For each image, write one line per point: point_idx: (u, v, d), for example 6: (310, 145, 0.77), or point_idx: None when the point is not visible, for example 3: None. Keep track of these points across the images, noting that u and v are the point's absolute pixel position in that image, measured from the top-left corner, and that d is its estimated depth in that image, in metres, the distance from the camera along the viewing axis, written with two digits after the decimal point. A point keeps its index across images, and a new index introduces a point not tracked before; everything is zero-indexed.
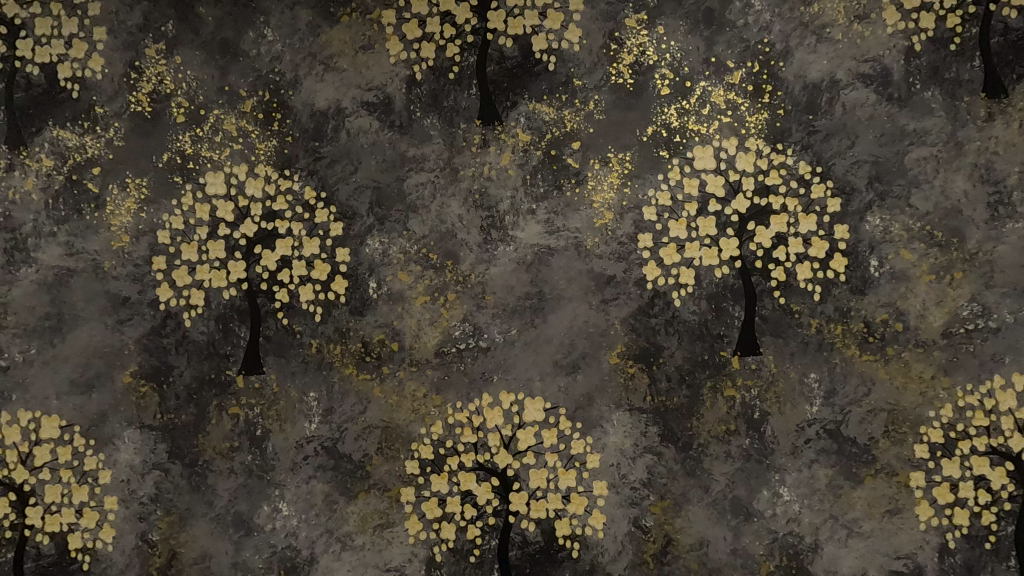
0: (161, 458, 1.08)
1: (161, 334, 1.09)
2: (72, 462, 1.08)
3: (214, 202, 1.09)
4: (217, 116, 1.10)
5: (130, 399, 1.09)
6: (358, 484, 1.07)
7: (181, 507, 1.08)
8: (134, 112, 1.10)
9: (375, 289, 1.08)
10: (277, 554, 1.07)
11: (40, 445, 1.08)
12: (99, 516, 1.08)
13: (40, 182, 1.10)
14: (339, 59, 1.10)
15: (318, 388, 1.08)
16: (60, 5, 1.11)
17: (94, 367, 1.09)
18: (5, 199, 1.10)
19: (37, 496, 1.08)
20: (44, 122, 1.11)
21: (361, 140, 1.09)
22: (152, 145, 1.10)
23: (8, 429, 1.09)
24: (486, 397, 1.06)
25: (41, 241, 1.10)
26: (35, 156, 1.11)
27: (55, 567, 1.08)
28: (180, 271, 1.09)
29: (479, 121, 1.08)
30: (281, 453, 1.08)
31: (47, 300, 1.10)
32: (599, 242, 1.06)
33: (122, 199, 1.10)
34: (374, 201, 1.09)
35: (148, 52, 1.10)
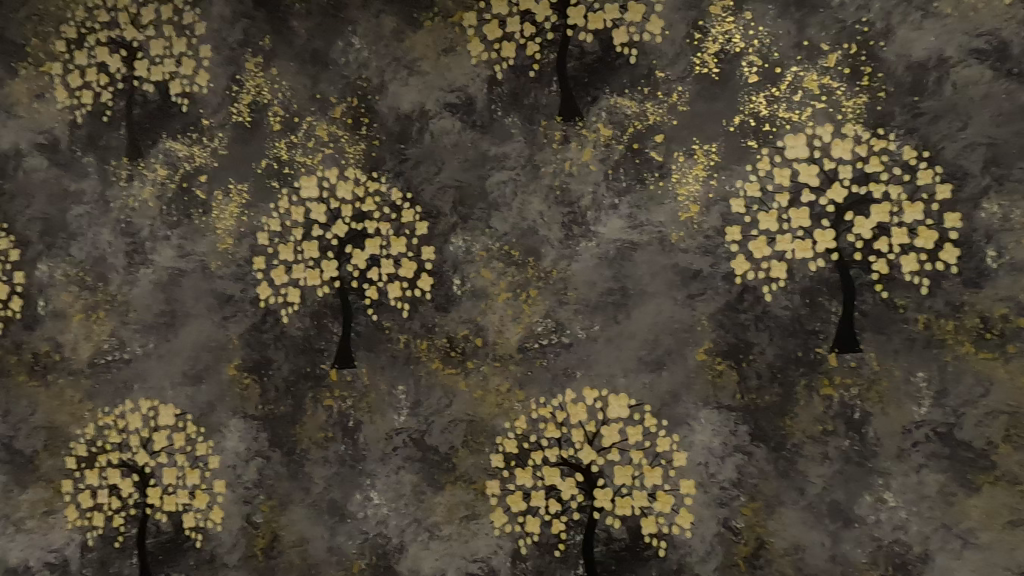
0: (262, 446, 1.15)
1: (261, 329, 1.16)
2: (185, 447, 1.17)
3: (307, 204, 1.15)
4: (310, 123, 1.16)
5: (234, 390, 1.16)
6: (445, 475, 1.10)
7: (280, 492, 1.14)
8: (235, 122, 1.18)
9: (459, 286, 1.11)
10: (369, 540, 1.11)
11: (158, 431, 1.18)
12: (209, 498, 1.16)
13: (155, 190, 1.20)
14: (423, 63, 1.13)
15: (406, 381, 1.11)
16: (170, 27, 1.20)
17: (204, 360, 1.18)
18: (126, 207, 1.21)
19: (157, 478, 1.18)
20: (158, 135, 1.21)
21: (444, 140, 1.12)
22: (252, 152, 1.17)
23: (132, 416, 1.19)
24: (569, 392, 1.07)
25: (157, 244, 1.20)
26: (151, 166, 1.21)
27: (172, 543, 1.17)
28: (278, 270, 1.16)
29: (560, 117, 1.08)
30: (372, 443, 1.12)
31: (162, 298, 1.19)
32: (684, 236, 1.04)
33: (225, 203, 1.18)
34: (457, 200, 1.11)
35: (248, 65, 1.18)
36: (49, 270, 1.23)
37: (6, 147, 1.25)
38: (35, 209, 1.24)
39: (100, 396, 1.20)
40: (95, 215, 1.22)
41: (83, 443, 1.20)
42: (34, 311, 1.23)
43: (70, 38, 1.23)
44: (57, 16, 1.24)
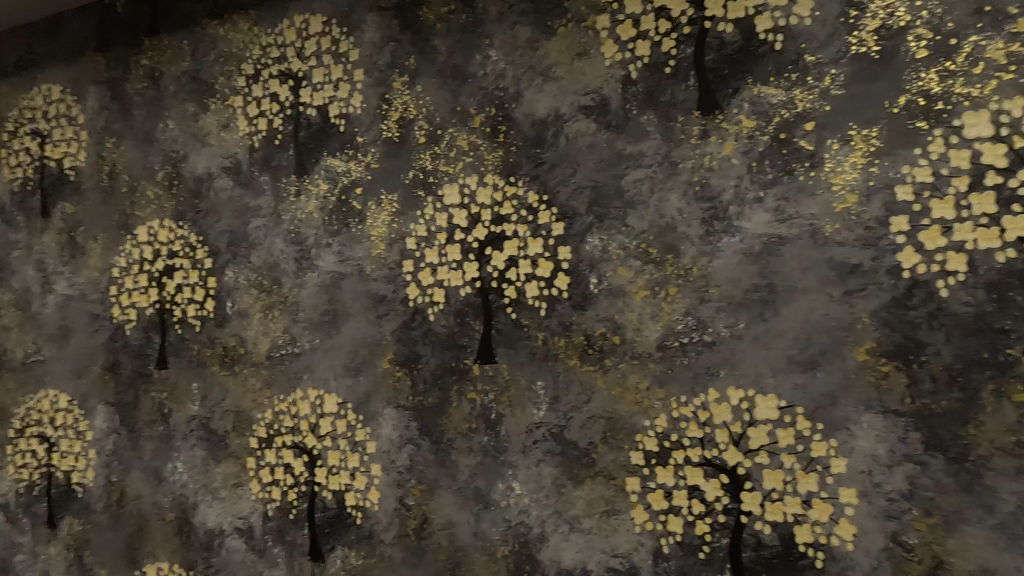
0: (413, 434, 1.25)
1: (411, 327, 1.26)
2: (346, 433, 1.30)
3: (450, 210, 1.23)
4: (452, 134, 1.24)
5: (388, 382, 1.27)
6: (584, 470, 1.12)
7: (430, 478, 1.23)
8: (386, 138, 1.29)
9: (596, 285, 1.13)
10: (512, 529, 1.17)
11: (324, 417, 1.32)
12: (367, 479, 1.28)
13: (318, 202, 1.35)
14: (557, 69, 1.16)
15: (545, 377, 1.15)
16: (329, 56, 1.35)
17: (362, 355, 1.30)
18: (295, 219, 1.37)
19: (323, 459, 1.32)
20: (320, 153, 1.35)
21: (580, 143, 1.14)
22: (400, 164, 1.28)
23: (302, 403, 1.35)
24: (712, 392, 1.04)
25: (321, 250, 1.34)
26: (314, 181, 1.35)
27: (336, 519, 1.31)
28: (425, 272, 1.25)
29: (699, 112, 1.06)
30: (514, 436, 1.17)
31: (326, 299, 1.34)
32: (840, 228, 0.98)
33: (378, 212, 1.29)
34: (593, 200, 1.13)
35: (396, 85, 1.29)
36: (235, 275, 1.42)
37: (201, 172, 1.47)
38: (223, 223, 1.44)
39: (276, 385, 1.37)
40: (270, 227, 1.39)
41: (262, 426, 1.38)
42: (224, 311, 1.43)
43: (249, 74, 1.42)
44: (239, 56, 1.44)
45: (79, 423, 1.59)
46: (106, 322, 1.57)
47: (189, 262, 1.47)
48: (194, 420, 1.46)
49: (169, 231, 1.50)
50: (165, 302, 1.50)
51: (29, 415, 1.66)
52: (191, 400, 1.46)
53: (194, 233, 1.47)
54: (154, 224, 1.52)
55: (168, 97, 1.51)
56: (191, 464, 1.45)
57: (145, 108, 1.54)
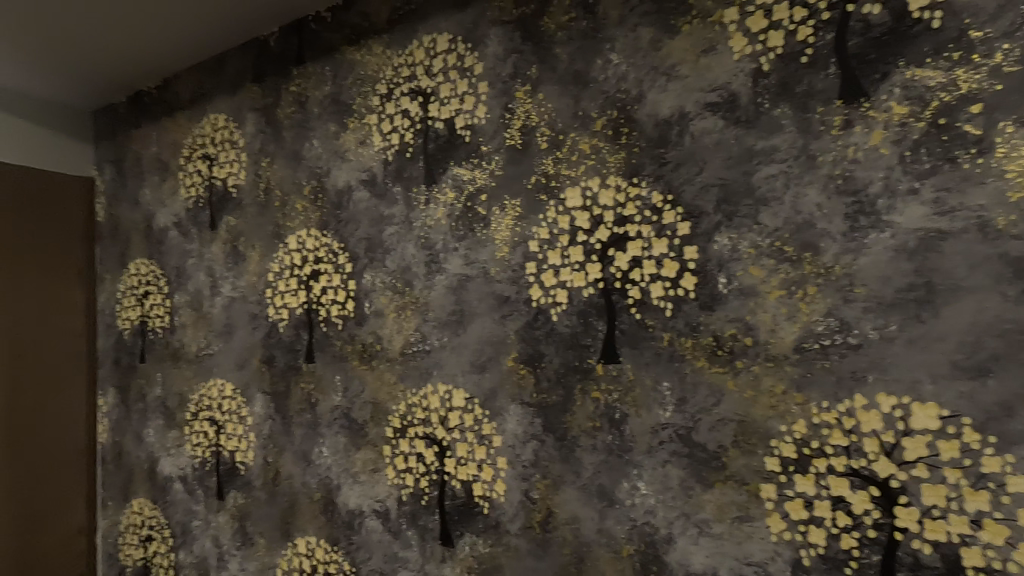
0: (538, 430, 1.29)
1: (534, 327, 1.30)
2: (474, 426, 1.38)
3: (572, 212, 1.26)
4: (573, 139, 1.27)
5: (513, 379, 1.33)
6: (714, 473, 1.10)
7: (554, 473, 1.27)
8: (509, 145, 1.35)
9: (725, 284, 1.10)
10: (638, 528, 1.17)
11: (452, 411, 1.41)
12: (494, 471, 1.35)
13: (446, 209, 1.44)
14: (682, 67, 1.15)
15: (671, 378, 1.15)
16: (455, 71, 1.43)
17: (487, 352, 1.37)
18: (425, 225, 1.47)
19: (452, 450, 1.40)
20: (447, 163, 1.44)
21: (706, 140, 1.12)
22: (523, 171, 1.33)
23: (432, 397, 1.44)
24: (859, 398, 0.98)
25: (448, 254, 1.43)
26: (442, 189, 1.45)
27: (465, 507, 1.38)
28: (548, 274, 1.29)
29: (841, 101, 1.01)
30: (639, 436, 1.17)
31: (453, 300, 1.42)
32: (1015, 219, 0.88)
33: (502, 217, 1.35)
34: (722, 198, 1.11)
35: (519, 94, 1.34)
36: (372, 278, 1.55)
37: (341, 185, 1.62)
38: (361, 231, 1.58)
39: (409, 379, 1.48)
40: (402, 233, 1.51)
41: (397, 417, 1.50)
42: (362, 311, 1.57)
43: (383, 94, 1.55)
44: (374, 78, 1.57)
45: (242, 409, 1.81)
46: (262, 320, 1.78)
47: (332, 266, 1.63)
48: (337, 409, 1.61)
49: (315, 239, 1.67)
50: (312, 302, 1.67)
51: (202, 401, 1.92)
52: (335, 392, 1.61)
53: (337, 240, 1.62)
54: (302, 233, 1.70)
55: (313, 119, 1.69)
56: (335, 449, 1.61)
57: (293, 130, 1.73)
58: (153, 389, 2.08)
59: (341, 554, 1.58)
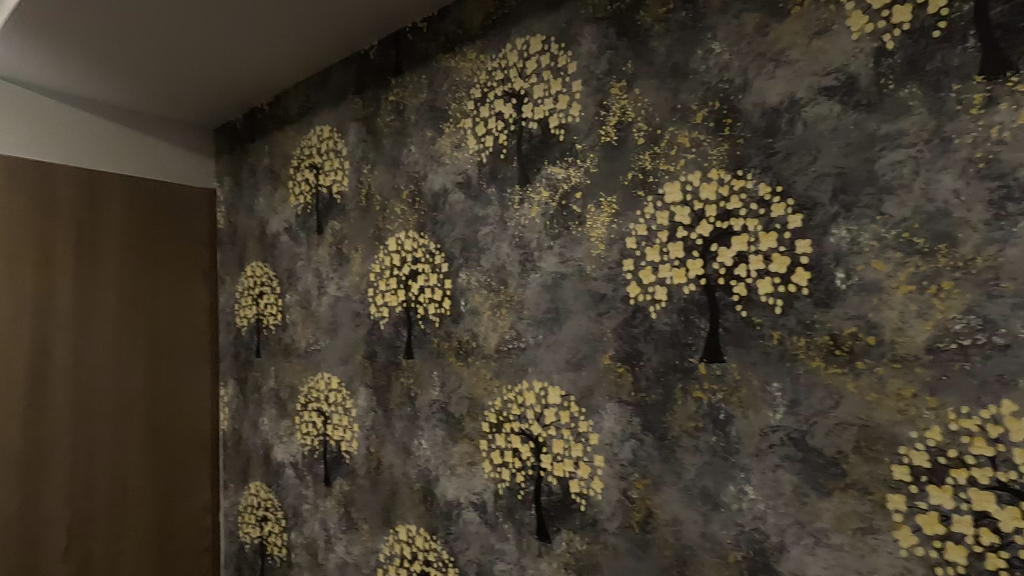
0: (636, 429, 1.28)
1: (632, 325, 1.29)
2: (570, 423, 1.38)
3: (672, 208, 1.24)
4: (672, 133, 1.24)
5: (610, 377, 1.32)
6: (832, 480, 1.04)
7: (654, 473, 1.25)
8: (604, 142, 1.35)
9: (843, 280, 1.03)
10: (746, 534, 1.12)
11: (548, 408, 1.42)
12: (591, 469, 1.34)
13: (540, 209, 1.46)
14: (792, 52, 1.10)
15: (782, 378, 1.09)
16: (549, 71, 1.45)
17: (583, 350, 1.37)
18: (519, 225, 1.50)
19: (548, 446, 1.42)
20: (541, 163, 1.46)
21: (820, 127, 1.06)
22: (619, 167, 1.32)
23: (528, 393, 1.46)
24: (1006, 404, 0.89)
25: (543, 253, 1.45)
26: (536, 189, 1.46)
27: (561, 503, 1.39)
28: (646, 271, 1.27)
29: (982, 76, 0.92)
30: (746, 438, 1.13)
31: (548, 298, 1.43)
32: None
33: (598, 214, 1.35)
34: (839, 188, 1.04)
35: (614, 91, 1.33)
36: (467, 277, 1.60)
37: (438, 188, 1.68)
38: (457, 232, 1.63)
39: (505, 376, 1.51)
40: (497, 233, 1.54)
41: (493, 413, 1.53)
42: (458, 309, 1.62)
43: (477, 98, 1.60)
44: (468, 83, 1.62)
45: (346, 402, 1.93)
46: (365, 318, 1.89)
47: (430, 266, 1.70)
48: (435, 404, 1.67)
49: (413, 240, 1.75)
50: (411, 301, 1.75)
51: (310, 393, 2.07)
52: (433, 387, 1.68)
53: (433, 241, 1.69)
54: (400, 235, 1.78)
55: (411, 126, 1.76)
56: (434, 442, 1.67)
57: (392, 137, 1.82)
58: (267, 381, 2.26)
59: (440, 543, 1.64)
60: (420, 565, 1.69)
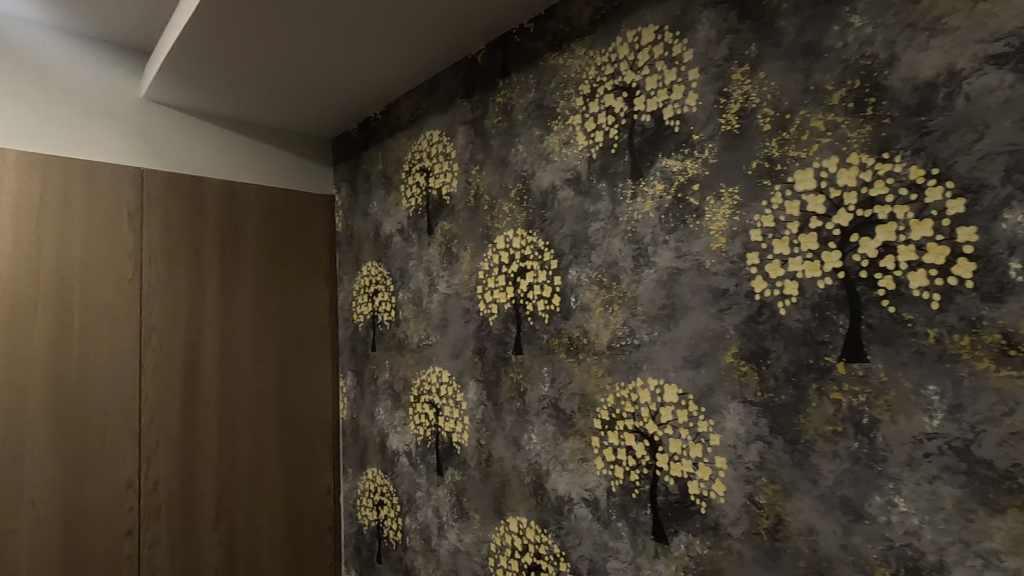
0: (764, 431, 1.21)
1: (758, 321, 1.23)
2: (688, 423, 1.34)
3: (803, 197, 1.16)
4: (804, 117, 1.16)
5: (733, 376, 1.27)
6: (1006, 497, 0.92)
7: (784, 478, 1.18)
8: (725, 131, 1.29)
9: (1018, 271, 0.92)
10: (895, 550, 1.03)
11: (664, 406, 1.39)
12: (712, 471, 1.30)
13: (655, 203, 1.42)
14: (950, 19, 0.99)
15: (940, 381, 0.99)
16: (663, 62, 1.41)
17: (702, 348, 1.32)
18: (631, 220, 1.48)
19: (664, 445, 1.38)
20: (655, 156, 1.43)
21: (988, 101, 0.95)
22: (742, 156, 1.26)
23: (642, 391, 1.44)
24: None
25: (658, 247, 1.42)
26: (650, 183, 1.44)
27: (680, 505, 1.36)
28: (774, 265, 1.20)
29: None
30: (895, 445, 1.04)
31: (663, 294, 1.40)
32: None
33: (719, 207, 1.30)
34: (1012, 167, 0.92)
35: (735, 77, 1.28)
36: (577, 274, 1.60)
37: (546, 186, 1.70)
38: (566, 228, 1.64)
39: (617, 373, 1.50)
40: (608, 228, 1.53)
41: (605, 409, 1.52)
42: (568, 306, 1.63)
43: (586, 94, 1.59)
44: (576, 80, 1.62)
45: (457, 395, 2.01)
46: (474, 314, 1.95)
47: (538, 264, 1.72)
48: (545, 399, 1.69)
49: (521, 238, 1.78)
50: (520, 298, 1.78)
51: (423, 386, 2.17)
52: (543, 382, 1.70)
53: (542, 239, 1.71)
54: (509, 234, 1.82)
55: (519, 126, 1.80)
56: (544, 437, 1.69)
57: (500, 137, 1.86)
58: (382, 374, 2.40)
59: (551, 537, 1.66)
60: (531, 558, 1.72)
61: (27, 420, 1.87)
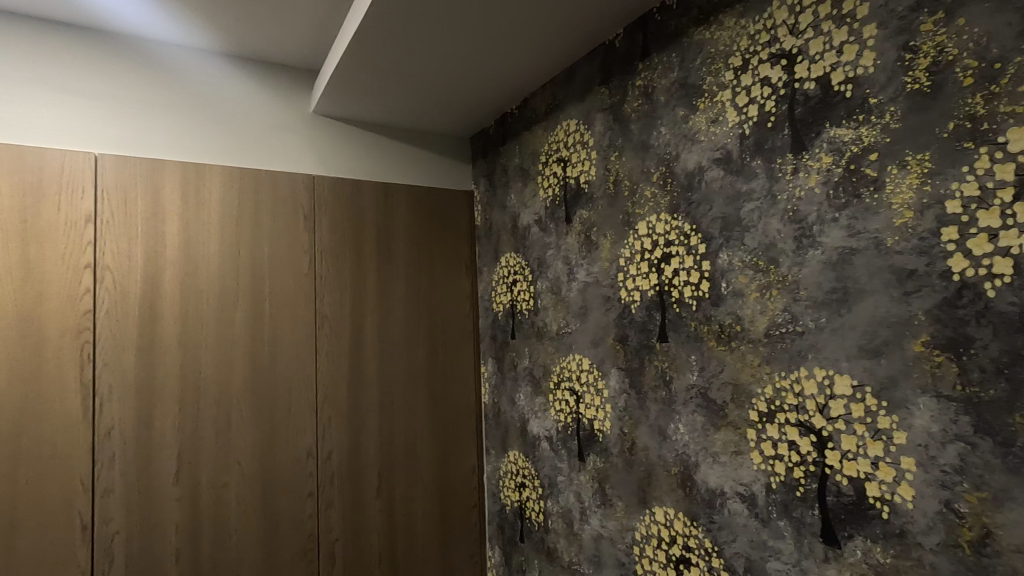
0: (965, 430, 1.07)
1: (957, 306, 1.08)
2: (865, 418, 1.22)
3: (1020, 159, 0.99)
4: (1020, 65, 1.00)
5: (923, 367, 1.12)
6: None
7: (994, 486, 1.03)
8: (911, 91, 1.14)
9: None
10: None
11: (834, 398, 1.27)
12: (896, 472, 1.16)
13: (821, 177, 1.31)
14: None
15: None
16: (830, 21, 1.29)
17: (883, 335, 1.19)
18: (793, 197, 1.36)
19: (834, 442, 1.27)
20: (821, 126, 1.30)
21: None
22: (934, 118, 1.11)
23: (807, 382, 1.33)
24: None
25: (825, 226, 1.30)
26: (815, 156, 1.32)
27: (854, 507, 1.24)
28: (979, 240, 1.05)
29: None
30: None
31: (832, 277, 1.28)
32: None
33: (903, 177, 1.16)
34: None
35: (924, 28, 1.13)
36: (729, 258, 1.52)
37: (692, 167, 1.63)
38: (715, 210, 1.56)
39: (777, 362, 1.40)
40: (764, 208, 1.43)
41: (763, 401, 1.43)
42: (719, 291, 1.55)
43: (737, 67, 1.50)
44: (726, 52, 1.53)
45: (598, 383, 2.01)
46: (615, 302, 1.94)
47: (684, 249, 1.66)
48: (694, 388, 1.63)
49: (665, 223, 1.73)
50: (665, 284, 1.73)
51: (563, 373, 2.21)
52: (691, 371, 1.65)
53: (688, 222, 1.64)
54: (651, 219, 1.78)
55: (661, 108, 1.75)
56: (692, 427, 1.64)
57: (641, 121, 1.82)
58: (522, 361, 2.49)
59: (702, 530, 1.61)
60: (680, 550, 1.68)
61: (233, 393, 2.23)
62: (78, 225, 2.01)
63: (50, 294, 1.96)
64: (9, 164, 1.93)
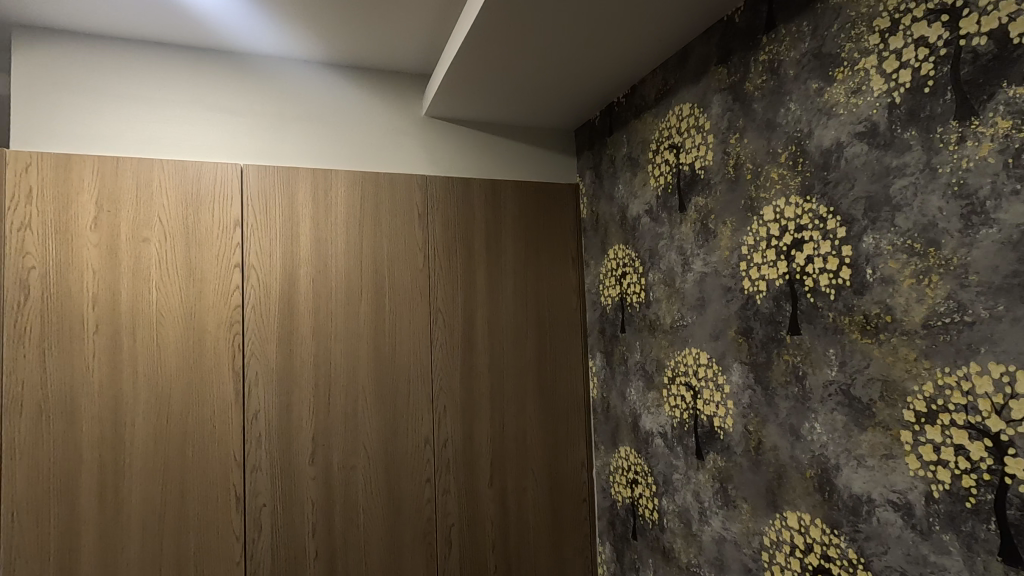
0: None
1: None
2: None
3: None
4: None
5: None
6: None
7: None
8: None
9: None
10: None
11: (1016, 398, 1.11)
12: None
13: (996, 144, 1.14)
14: None
15: None
16: None
17: None
18: (958, 169, 1.21)
19: (1017, 448, 1.11)
20: (997, 86, 1.15)
21: None
22: None
23: (980, 379, 1.17)
24: None
25: (1003, 201, 1.13)
26: (988, 121, 1.16)
27: None
28: None
29: None
30: None
31: (1014, 258, 1.12)
32: None
33: None
34: None
35: None
36: (875, 241, 1.38)
37: (829, 144, 1.50)
38: (858, 189, 1.42)
39: (939, 356, 1.24)
40: (921, 184, 1.28)
41: (921, 399, 1.28)
42: (863, 278, 1.41)
43: (884, 29, 1.36)
44: (870, 14, 1.39)
45: (719, 378, 1.92)
46: (737, 293, 1.83)
47: (819, 233, 1.53)
48: (833, 385, 1.50)
49: (796, 206, 1.60)
50: (796, 273, 1.61)
51: (678, 368, 2.13)
52: (829, 366, 1.51)
53: (824, 204, 1.51)
54: (779, 203, 1.66)
55: (789, 83, 1.62)
56: (832, 427, 1.51)
57: (765, 99, 1.71)
58: (633, 355, 2.43)
59: (844, 539, 1.47)
60: (817, 558, 1.56)
61: (359, 382, 2.39)
62: (229, 229, 2.26)
63: (208, 291, 2.22)
64: (175, 177, 2.21)
